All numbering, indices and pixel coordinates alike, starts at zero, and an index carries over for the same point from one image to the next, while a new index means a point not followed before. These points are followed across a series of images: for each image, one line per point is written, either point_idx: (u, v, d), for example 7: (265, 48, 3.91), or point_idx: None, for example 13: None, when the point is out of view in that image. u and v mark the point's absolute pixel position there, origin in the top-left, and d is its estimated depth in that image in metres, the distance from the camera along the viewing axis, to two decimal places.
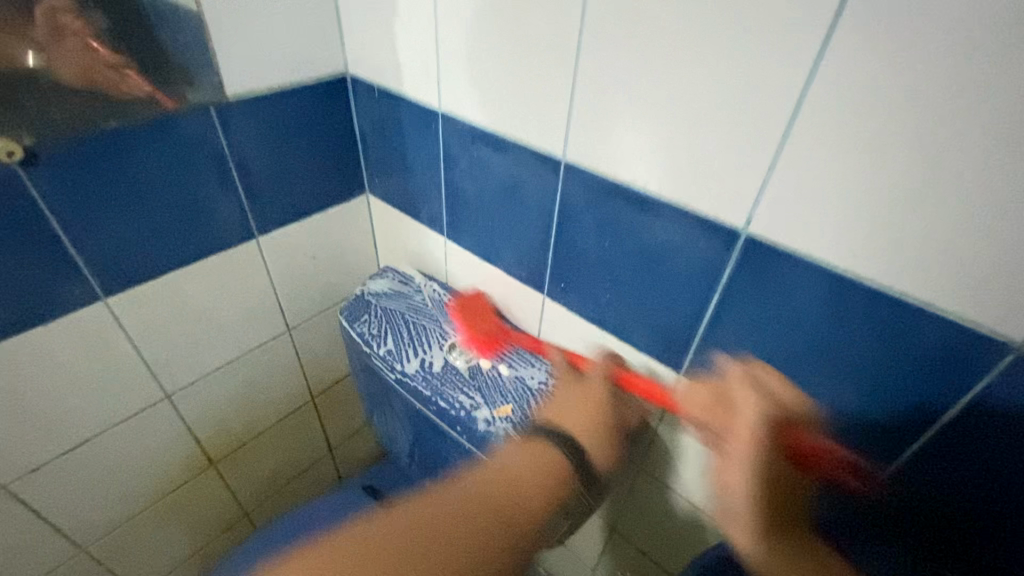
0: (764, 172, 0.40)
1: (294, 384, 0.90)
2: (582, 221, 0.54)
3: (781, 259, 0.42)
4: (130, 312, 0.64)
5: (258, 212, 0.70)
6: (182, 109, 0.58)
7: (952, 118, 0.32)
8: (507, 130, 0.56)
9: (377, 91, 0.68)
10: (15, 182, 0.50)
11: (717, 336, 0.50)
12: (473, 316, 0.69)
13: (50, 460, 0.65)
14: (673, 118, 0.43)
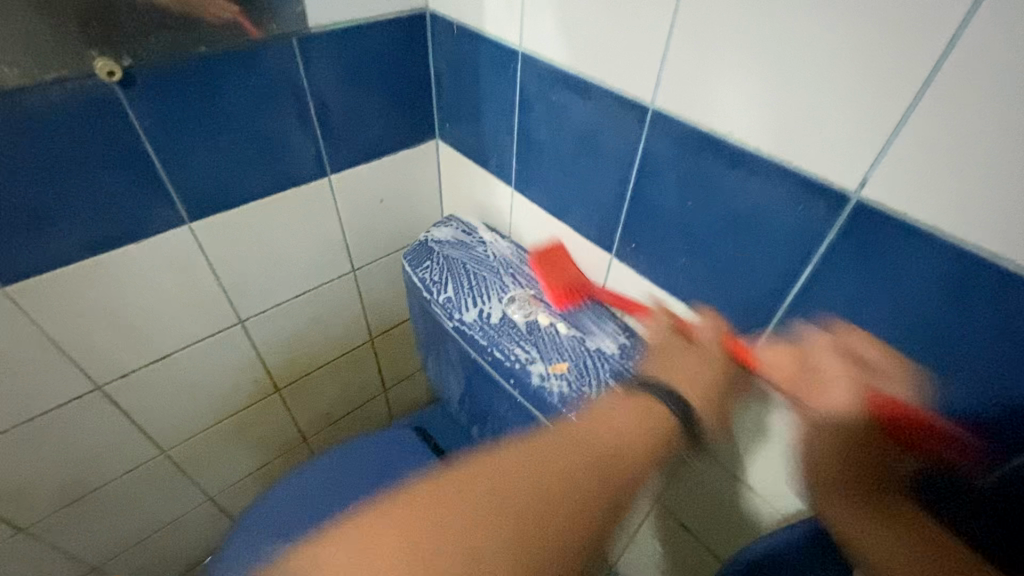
0: (889, 127, 0.35)
1: (355, 324, 0.94)
2: (664, 176, 0.50)
3: (896, 230, 0.37)
4: (211, 239, 0.67)
5: (332, 151, 0.71)
6: (266, 40, 0.58)
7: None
8: (591, 72, 0.52)
9: (456, 29, 0.65)
10: (114, 102, 0.52)
11: (802, 312, 0.46)
12: (559, 272, 0.66)
13: (139, 369, 0.71)
14: (784, 63, 0.38)
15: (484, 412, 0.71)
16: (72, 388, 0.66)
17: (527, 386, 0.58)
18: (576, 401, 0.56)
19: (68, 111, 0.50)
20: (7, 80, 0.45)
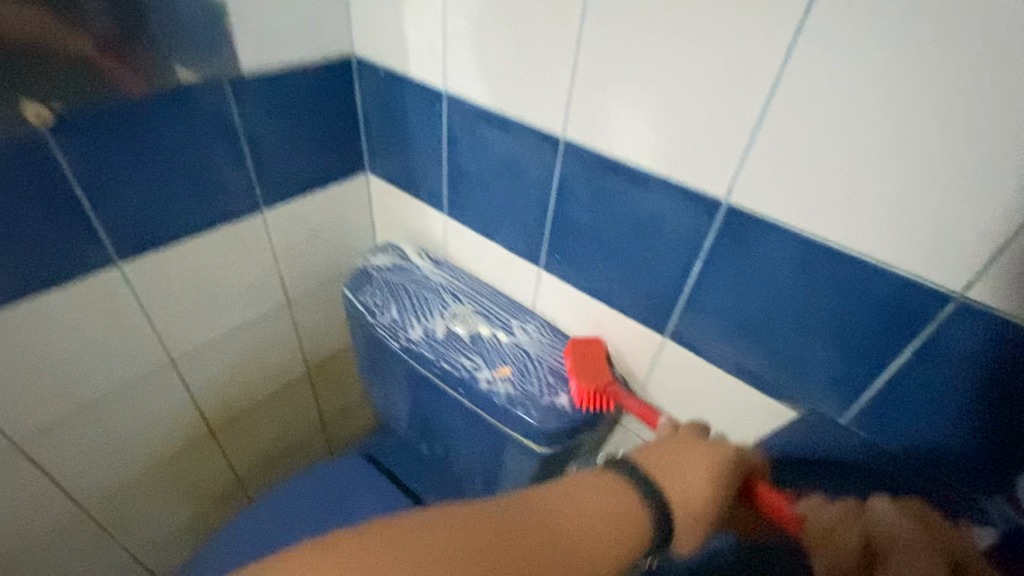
0: (744, 145, 0.45)
1: (293, 357, 0.93)
2: (578, 195, 0.59)
3: (757, 225, 0.48)
4: (143, 278, 0.66)
5: (265, 186, 0.73)
6: (200, 83, 0.60)
7: (910, 96, 0.37)
8: (509, 110, 0.60)
9: (382, 72, 0.71)
10: (44, 145, 0.52)
11: (700, 298, 0.55)
12: (587, 363, 0.63)
13: (61, 422, 0.67)
14: (664, 99, 0.48)
15: (434, 427, 0.75)
16: None
17: (476, 390, 0.63)
18: (520, 398, 0.62)
19: None
20: None
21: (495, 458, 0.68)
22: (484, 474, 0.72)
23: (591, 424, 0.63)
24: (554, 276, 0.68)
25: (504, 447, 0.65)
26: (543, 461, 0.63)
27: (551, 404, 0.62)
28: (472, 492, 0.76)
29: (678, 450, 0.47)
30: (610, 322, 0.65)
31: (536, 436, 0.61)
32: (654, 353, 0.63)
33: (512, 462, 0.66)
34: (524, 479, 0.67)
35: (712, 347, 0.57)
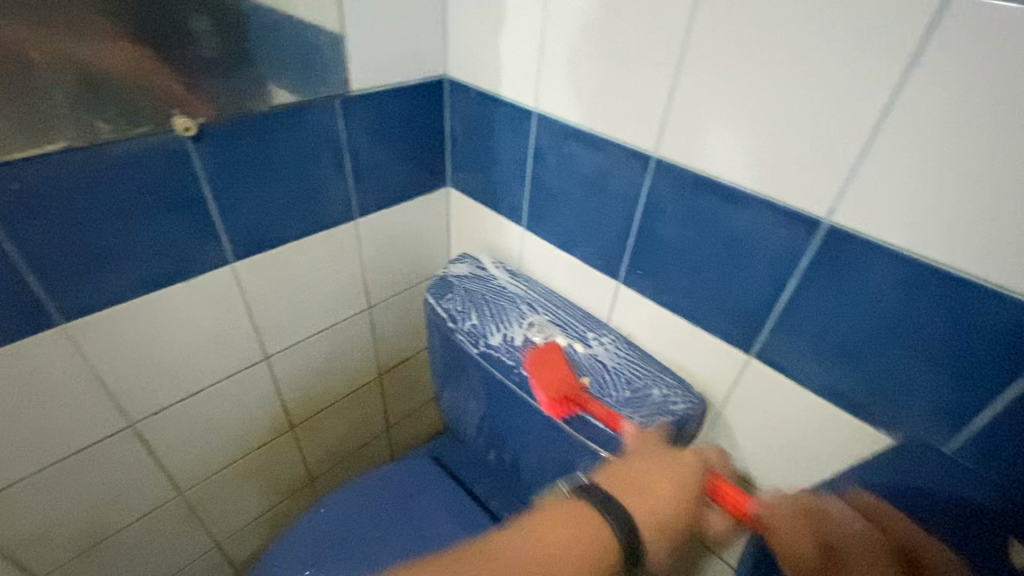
0: (848, 166, 0.46)
1: (368, 359, 0.98)
2: (667, 212, 0.60)
3: (859, 246, 0.48)
4: (251, 278, 0.72)
5: (361, 197, 0.78)
6: (316, 101, 0.66)
7: None
8: (600, 128, 0.62)
9: (473, 92, 0.76)
10: (186, 154, 0.58)
11: (791, 318, 0.55)
12: (555, 373, 0.66)
13: (171, 406, 0.73)
14: (764, 120, 0.49)
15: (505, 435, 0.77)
16: (106, 426, 0.67)
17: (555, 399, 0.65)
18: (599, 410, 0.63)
19: (145, 162, 0.56)
20: (101, 134, 0.52)
21: (568, 468, 0.69)
22: (554, 483, 0.73)
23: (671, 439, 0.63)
24: (634, 291, 0.69)
25: (579, 458, 0.66)
26: None
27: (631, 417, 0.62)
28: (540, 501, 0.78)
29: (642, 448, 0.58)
30: (691, 339, 0.66)
31: (614, 448, 0.61)
32: (737, 373, 0.63)
33: (586, 473, 0.67)
34: (597, 491, 0.67)
35: (802, 367, 0.57)
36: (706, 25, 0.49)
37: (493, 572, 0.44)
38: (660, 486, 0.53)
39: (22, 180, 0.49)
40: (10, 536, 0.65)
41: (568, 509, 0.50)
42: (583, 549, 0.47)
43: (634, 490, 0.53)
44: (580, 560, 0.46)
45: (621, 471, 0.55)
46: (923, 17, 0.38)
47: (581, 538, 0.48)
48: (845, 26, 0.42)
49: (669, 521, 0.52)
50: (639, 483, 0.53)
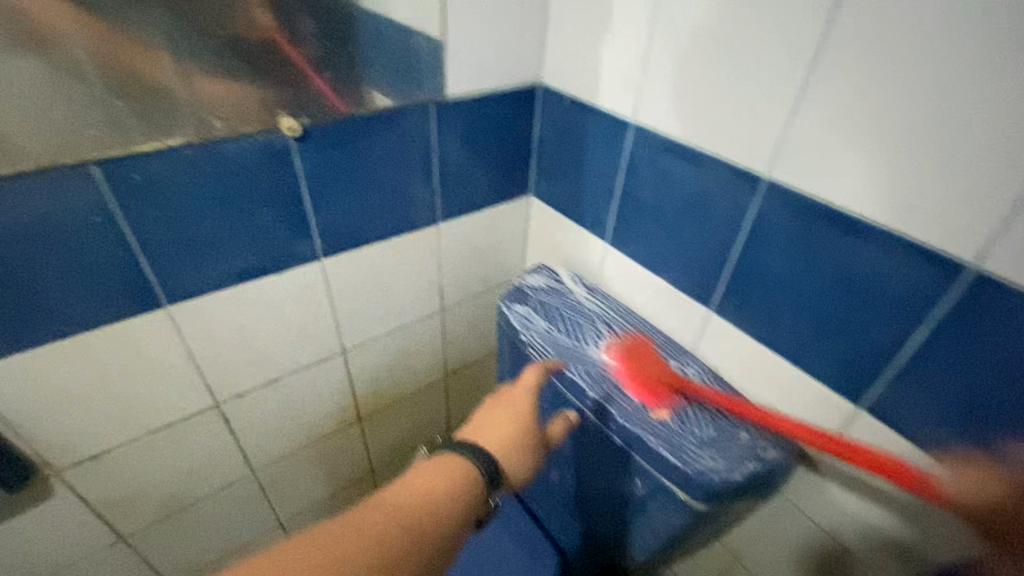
0: (1017, 206, 0.39)
1: (436, 361, 0.98)
2: (774, 240, 0.55)
3: (1017, 300, 0.40)
4: (336, 275, 0.74)
5: (445, 201, 0.78)
6: (411, 105, 0.66)
7: None
8: (704, 144, 0.58)
9: (567, 101, 0.73)
10: (287, 153, 0.60)
11: (918, 373, 0.48)
12: (639, 364, 0.67)
13: (254, 390, 0.76)
14: (906, 147, 0.43)
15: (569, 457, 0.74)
16: (195, 404, 0.71)
17: (630, 429, 0.61)
18: (677, 447, 0.58)
19: (250, 159, 0.58)
20: (214, 131, 0.54)
21: (637, 503, 0.65)
22: (619, 515, 0.69)
23: (755, 488, 0.58)
24: (726, 321, 0.64)
25: (650, 494, 0.62)
26: (694, 518, 0.59)
27: (712, 459, 0.57)
28: (601, 530, 0.74)
29: (505, 399, 0.58)
30: (789, 380, 0.60)
31: (691, 490, 0.57)
32: (841, 424, 0.56)
33: (657, 512, 0.62)
34: (667, 531, 0.63)
35: (925, 429, 0.49)
36: (844, 37, 0.44)
37: (432, 481, 0.47)
38: (501, 418, 0.55)
39: (143, 171, 0.52)
40: (105, 495, 0.71)
41: (439, 458, 0.50)
42: (447, 491, 0.47)
43: (491, 425, 0.55)
44: (461, 501, 0.48)
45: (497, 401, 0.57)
46: None
47: (445, 486, 0.48)
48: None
49: (516, 454, 0.53)
50: (498, 416, 0.55)
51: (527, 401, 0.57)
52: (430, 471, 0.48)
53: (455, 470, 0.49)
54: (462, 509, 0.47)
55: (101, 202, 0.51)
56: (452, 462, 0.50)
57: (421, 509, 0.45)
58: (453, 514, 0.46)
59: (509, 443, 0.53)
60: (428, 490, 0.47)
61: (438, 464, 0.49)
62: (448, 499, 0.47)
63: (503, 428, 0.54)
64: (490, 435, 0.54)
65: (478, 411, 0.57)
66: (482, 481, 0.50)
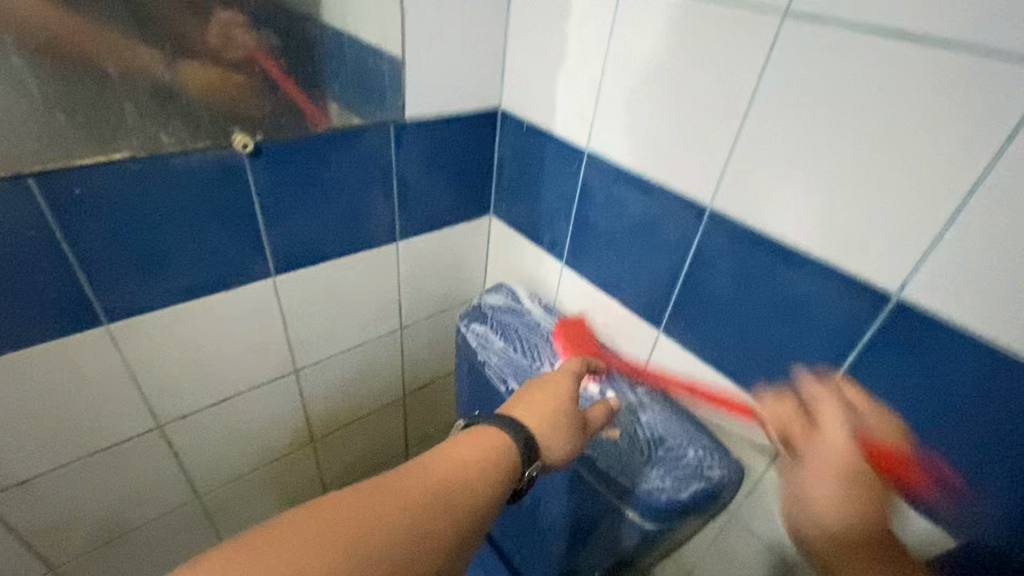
0: (928, 240, 0.42)
1: (393, 379, 0.97)
2: (718, 265, 0.58)
3: (932, 327, 0.44)
4: (291, 292, 0.73)
5: (404, 220, 0.78)
6: (371, 126, 0.67)
7: None
8: (653, 172, 0.60)
9: (525, 126, 0.75)
10: (241, 170, 0.59)
11: (847, 394, 0.51)
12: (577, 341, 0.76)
13: (201, 410, 0.74)
14: (833, 183, 0.46)
15: None
16: (136, 425, 0.68)
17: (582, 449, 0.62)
18: (625, 468, 0.60)
19: (202, 174, 0.57)
20: (164, 146, 0.53)
21: (590, 522, 0.65)
22: (573, 535, 0.69)
23: (702, 506, 0.59)
24: (675, 343, 0.66)
25: (603, 514, 0.63)
26: (643, 536, 0.59)
27: (660, 478, 0.59)
28: (556, 551, 0.74)
29: (545, 381, 0.58)
30: (733, 400, 0.62)
31: (639, 507, 0.57)
32: (780, 444, 0.59)
33: (608, 531, 0.63)
34: (619, 550, 0.64)
35: None
36: (778, 80, 0.47)
37: (466, 448, 0.47)
38: (541, 398, 0.55)
39: (84, 184, 0.50)
40: (31, 523, 0.66)
41: (473, 431, 0.50)
42: (470, 472, 0.45)
43: (532, 406, 0.54)
44: (485, 481, 0.45)
45: (541, 381, 0.58)
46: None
47: (477, 463, 0.46)
48: (934, 93, 0.39)
49: (557, 432, 0.53)
50: (538, 395, 0.56)
51: (569, 387, 0.57)
52: (473, 444, 0.48)
53: (488, 446, 0.48)
54: (476, 487, 0.45)
55: (38, 215, 0.49)
56: (489, 437, 0.49)
57: (439, 493, 0.42)
58: (475, 496, 0.44)
59: (549, 422, 0.53)
60: (444, 470, 0.44)
61: (473, 438, 0.49)
62: (469, 480, 0.44)
63: (544, 408, 0.54)
64: (530, 414, 0.54)
65: (518, 393, 0.57)
66: (514, 455, 0.49)
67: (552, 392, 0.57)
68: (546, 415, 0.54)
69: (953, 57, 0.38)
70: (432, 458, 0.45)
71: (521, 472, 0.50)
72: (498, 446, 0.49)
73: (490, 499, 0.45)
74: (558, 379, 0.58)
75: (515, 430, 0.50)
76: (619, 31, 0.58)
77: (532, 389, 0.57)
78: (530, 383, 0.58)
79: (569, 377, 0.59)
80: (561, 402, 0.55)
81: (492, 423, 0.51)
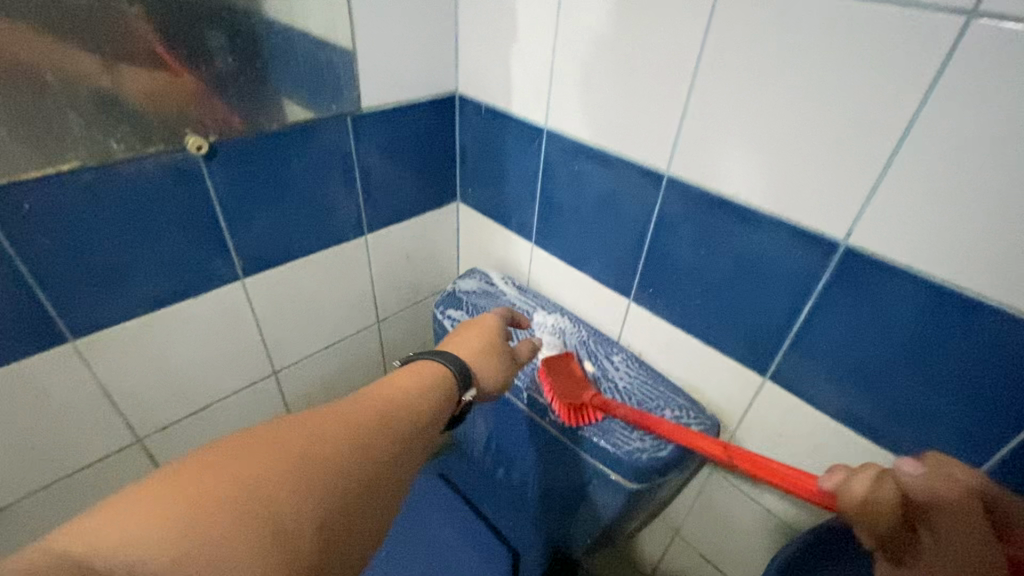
0: (869, 188, 0.45)
1: (375, 374, 0.97)
2: (679, 230, 0.59)
3: (878, 270, 0.46)
4: (262, 293, 0.72)
5: (370, 212, 0.78)
6: (328, 118, 0.66)
7: None
8: (611, 144, 0.62)
9: (483, 109, 0.76)
10: (197, 172, 0.58)
11: (806, 341, 0.54)
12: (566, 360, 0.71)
13: (181, 419, 0.73)
14: (779, 139, 0.48)
15: (510, 454, 0.75)
16: (114, 442, 0.67)
17: (563, 420, 0.64)
18: (608, 437, 0.61)
19: (157, 179, 0.56)
20: (113, 153, 0.52)
21: (579, 489, 0.67)
22: (563, 505, 0.71)
23: (681, 463, 0.62)
24: (645, 309, 0.68)
25: (588, 480, 0.65)
26: (630, 498, 0.62)
27: (640, 441, 0.60)
28: (548, 522, 0.76)
29: (470, 323, 0.59)
30: (705, 359, 0.64)
31: (624, 471, 0.60)
32: (751, 396, 0.62)
33: (597, 495, 0.65)
34: (607, 514, 0.66)
35: (819, 391, 0.55)
36: (721, 43, 0.48)
37: (394, 379, 0.46)
38: (470, 336, 0.57)
39: (33, 199, 0.49)
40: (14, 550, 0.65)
41: (401, 368, 0.49)
42: (409, 398, 0.45)
43: (461, 344, 0.56)
44: (421, 403, 0.45)
45: (471, 324, 0.59)
46: (945, 37, 0.37)
47: (411, 389, 0.46)
48: (863, 45, 0.41)
49: (489, 368, 0.54)
50: (463, 337, 0.57)
51: (496, 324, 0.59)
52: (404, 378, 0.47)
53: (419, 374, 0.48)
54: (414, 411, 0.44)
55: None
56: (419, 369, 0.49)
57: (375, 416, 0.41)
58: (418, 421, 0.44)
59: (483, 354, 0.55)
60: (369, 405, 0.42)
61: (406, 372, 0.48)
62: (408, 405, 0.44)
63: (476, 347, 0.55)
64: (463, 349, 0.55)
65: (449, 335, 0.58)
66: (453, 383, 0.49)
67: (482, 331, 0.58)
68: (475, 351, 0.55)
69: (878, 11, 0.40)
70: (365, 389, 0.44)
71: (457, 399, 0.49)
72: (431, 377, 0.48)
73: (426, 419, 0.44)
74: (485, 318, 0.60)
75: (449, 365, 0.50)
76: (567, 5, 0.59)
77: (455, 332, 0.58)
78: (455, 329, 0.59)
79: (498, 319, 0.61)
80: (488, 339, 0.57)
81: (419, 361, 0.50)
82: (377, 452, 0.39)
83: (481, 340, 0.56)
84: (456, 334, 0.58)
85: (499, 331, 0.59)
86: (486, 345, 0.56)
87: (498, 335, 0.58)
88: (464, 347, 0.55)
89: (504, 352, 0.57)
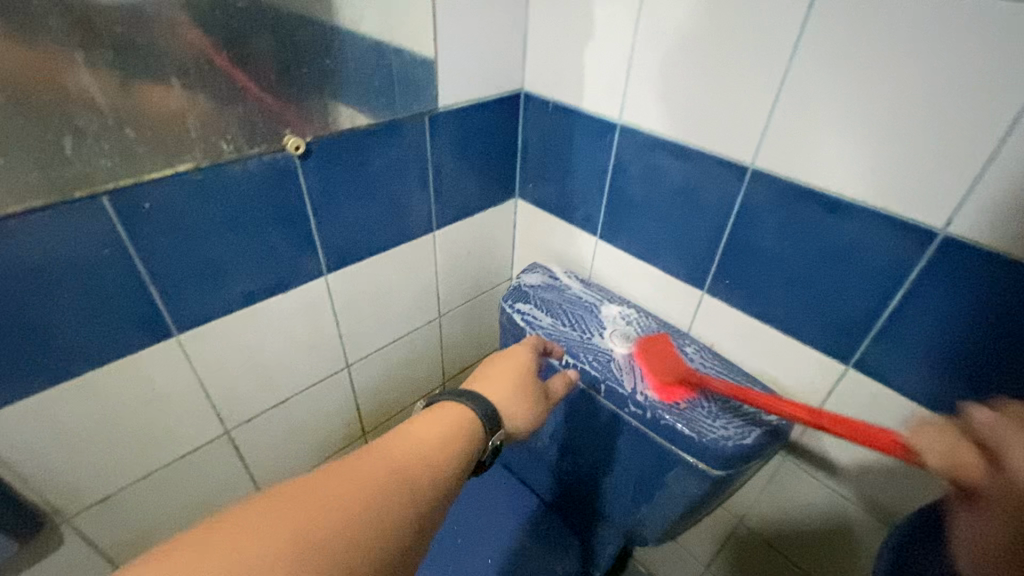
0: (974, 175, 0.45)
1: (435, 366, 0.99)
2: (762, 221, 0.61)
3: (977, 256, 0.47)
4: (341, 288, 0.74)
5: (439, 209, 0.80)
6: (408, 117, 0.68)
7: None
8: (690, 138, 0.63)
9: (552, 105, 0.77)
10: (293, 171, 0.60)
11: (896, 328, 0.55)
12: (661, 360, 0.68)
13: (264, 412, 0.75)
14: (875, 130, 0.49)
15: (580, 444, 0.77)
16: (203, 434, 0.70)
17: (643, 409, 0.65)
18: (691, 425, 0.62)
19: (257, 178, 0.57)
20: (223, 154, 0.54)
21: (655, 478, 0.68)
22: (637, 494, 0.72)
23: (762, 449, 0.63)
24: (719, 300, 0.69)
25: (668, 468, 0.66)
26: (712, 485, 0.63)
27: (723, 430, 0.62)
28: (618, 512, 0.78)
29: (501, 356, 0.59)
30: (783, 346, 0.65)
31: (709, 459, 0.61)
32: (833, 384, 0.63)
33: (676, 484, 0.66)
34: (684, 503, 0.67)
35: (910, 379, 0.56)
36: (816, 38, 0.50)
37: (420, 425, 0.47)
38: (501, 373, 0.56)
39: (153, 200, 0.51)
40: (113, 538, 0.68)
41: (431, 411, 0.49)
42: (425, 451, 0.45)
43: (493, 381, 0.56)
44: (446, 456, 0.46)
45: (500, 357, 0.59)
46: None
47: (438, 437, 0.47)
48: (974, 37, 0.42)
49: (519, 411, 0.54)
50: (495, 372, 0.57)
51: (528, 360, 0.59)
52: (435, 423, 0.48)
53: (446, 419, 0.49)
54: (436, 469, 0.44)
55: (113, 234, 0.50)
56: (448, 414, 0.49)
57: (396, 475, 0.42)
58: (436, 472, 0.44)
59: (513, 394, 0.55)
60: (382, 464, 0.42)
61: (432, 416, 0.49)
62: (425, 460, 0.44)
63: (505, 387, 0.55)
64: (492, 387, 0.55)
65: (476, 370, 0.58)
66: (480, 429, 0.50)
67: (511, 368, 0.57)
68: (507, 391, 0.55)
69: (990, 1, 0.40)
70: (388, 439, 0.45)
71: (483, 443, 0.50)
72: (459, 427, 0.48)
73: (448, 477, 0.45)
74: (516, 352, 0.60)
75: (478, 410, 0.50)
76: (649, 0, 0.60)
77: (485, 365, 0.58)
78: (485, 363, 0.59)
79: (531, 355, 0.60)
80: (519, 376, 0.57)
81: (449, 401, 0.51)
82: (393, 519, 0.40)
83: (512, 378, 0.56)
84: (486, 367, 0.58)
85: (529, 368, 0.58)
86: (517, 386, 0.56)
87: (529, 374, 0.58)
88: (491, 386, 0.55)
89: (535, 393, 0.57)
